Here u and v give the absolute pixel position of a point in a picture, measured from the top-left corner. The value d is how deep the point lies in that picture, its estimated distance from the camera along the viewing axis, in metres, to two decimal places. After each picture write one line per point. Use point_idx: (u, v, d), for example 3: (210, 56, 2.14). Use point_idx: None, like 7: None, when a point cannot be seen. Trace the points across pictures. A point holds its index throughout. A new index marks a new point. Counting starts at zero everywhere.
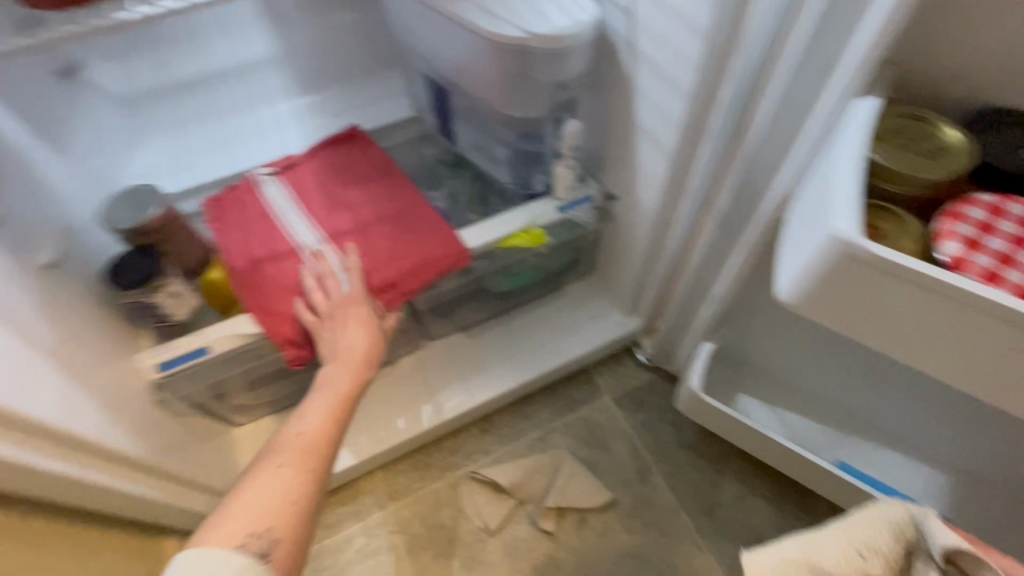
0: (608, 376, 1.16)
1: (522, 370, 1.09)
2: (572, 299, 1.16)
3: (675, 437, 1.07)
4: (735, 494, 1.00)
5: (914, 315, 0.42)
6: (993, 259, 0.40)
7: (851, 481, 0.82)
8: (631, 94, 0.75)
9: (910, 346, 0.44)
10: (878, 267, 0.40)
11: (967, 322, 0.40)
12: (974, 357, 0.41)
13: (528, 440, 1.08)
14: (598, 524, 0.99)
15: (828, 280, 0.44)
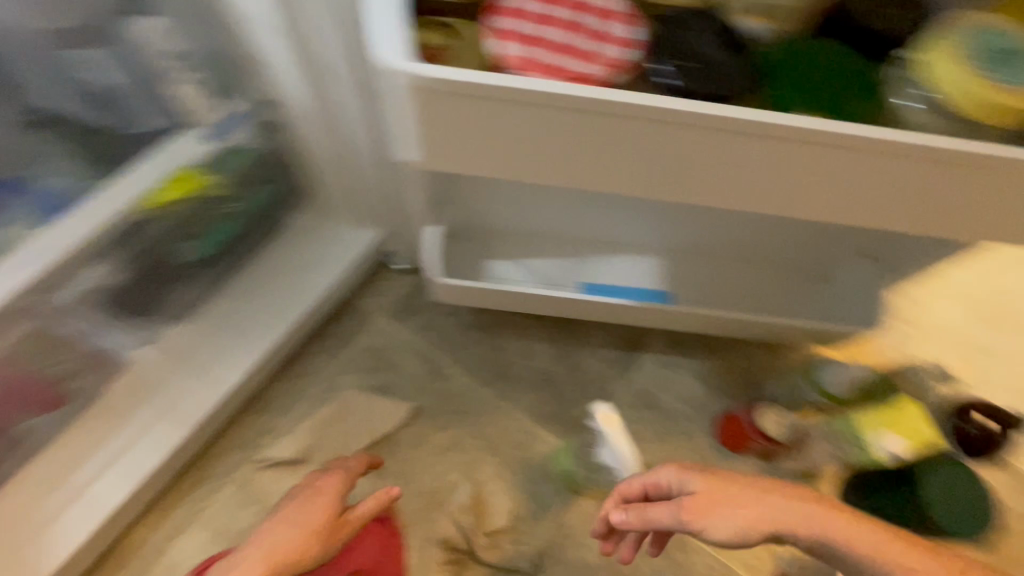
0: (373, 297, 1.09)
1: (270, 333, 0.95)
2: (298, 234, 1.02)
3: (454, 325, 1.08)
4: (519, 349, 1.07)
5: (506, 131, 0.41)
6: (524, 44, 0.41)
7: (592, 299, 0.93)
8: None
9: (525, 162, 0.44)
10: (441, 91, 0.37)
11: (539, 118, 0.39)
12: (567, 152, 0.42)
13: (313, 397, 0.99)
14: (411, 438, 0.97)
15: (421, 122, 0.40)
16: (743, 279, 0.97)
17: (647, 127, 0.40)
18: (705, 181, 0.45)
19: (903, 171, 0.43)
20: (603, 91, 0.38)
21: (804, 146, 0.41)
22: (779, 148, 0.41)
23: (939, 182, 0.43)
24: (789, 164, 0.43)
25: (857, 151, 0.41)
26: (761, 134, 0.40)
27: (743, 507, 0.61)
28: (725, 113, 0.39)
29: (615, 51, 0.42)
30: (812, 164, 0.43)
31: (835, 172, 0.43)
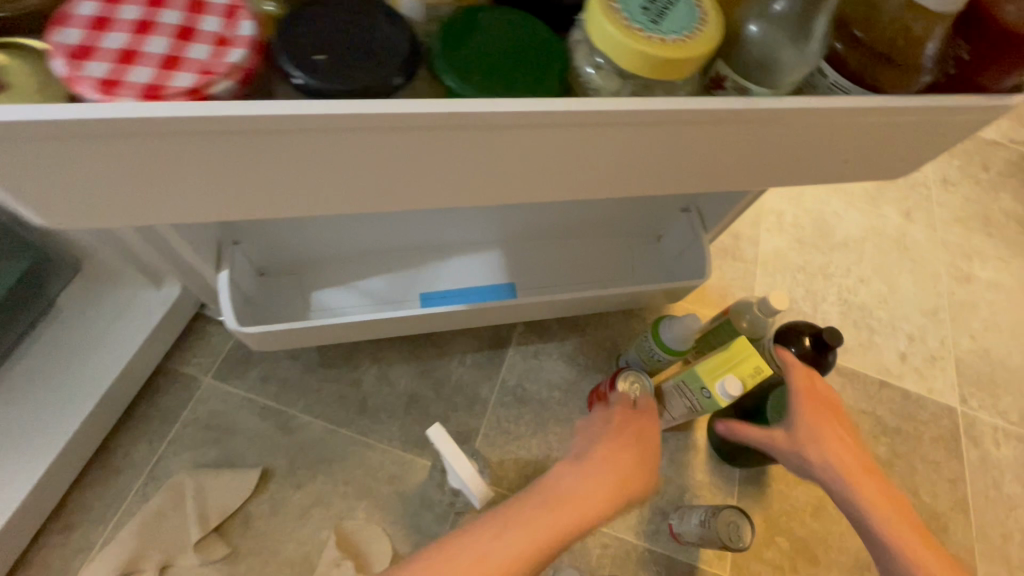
0: (196, 358, 0.95)
1: (56, 433, 0.79)
2: (78, 310, 0.86)
3: (297, 368, 0.97)
4: (376, 376, 0.99)
5: (140, 165, 0.32)
6: (114, 63, 0.29)
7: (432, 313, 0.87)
8: None
9: (202, 191, 0.35)
10: (11, 137, 0.28)
11: (177, 146, 0.31)
12: (242, 172, 0.34)
13: (136, 492, 0.85)
14: (265, 507, 0.86)
15: (15, 176, 0.31)
16: (582, 254, 0.99)
17: (325, 139, 0.32)
18: (442, 182, 0.38)
19: (656, 135, 0.37)
20: (222, 105, 0.29)
21: (530, 131, 0.34)
22: (505, 139, 0.34)
23: (696, 139, 0.38)
24: (527, 152, 0.36)
25: (589, 126, 0.34)
26: (463, 126, 0.33)
27: (816, 431, 0.68)
28: (420, 109, 0.31)
29: (226, 56, 0.30)
30: (549, 147, 0.36)
31: (582, 150, 0.37)
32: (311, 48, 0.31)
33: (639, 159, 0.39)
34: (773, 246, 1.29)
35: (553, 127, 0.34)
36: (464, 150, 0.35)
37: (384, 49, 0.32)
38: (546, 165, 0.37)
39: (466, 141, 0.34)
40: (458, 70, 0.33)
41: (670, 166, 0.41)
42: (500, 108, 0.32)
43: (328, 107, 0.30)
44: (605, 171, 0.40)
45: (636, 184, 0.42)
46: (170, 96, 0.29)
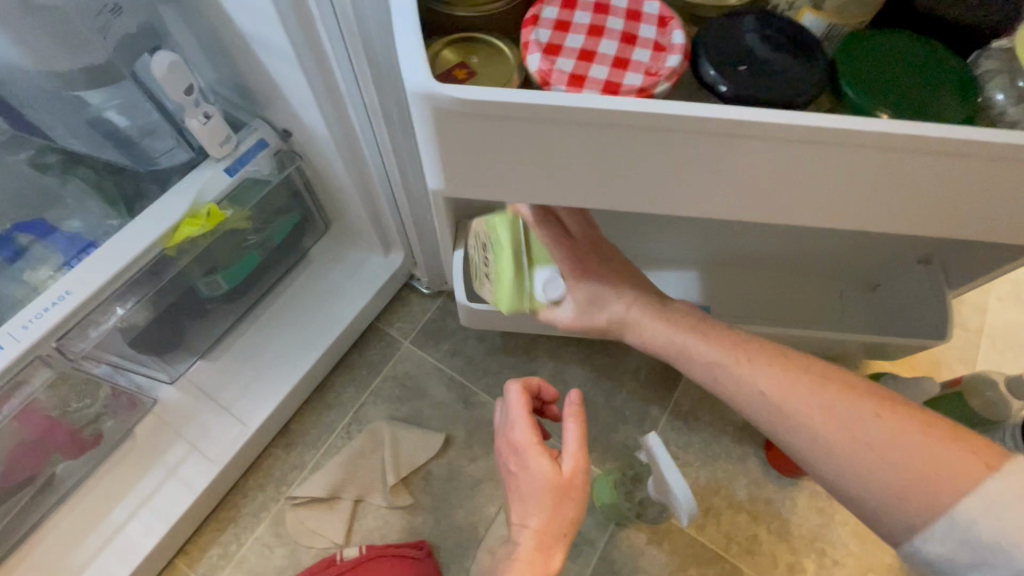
0: (398, 322, 1.06)
1: (298, 363, 0.93)
2: (322, 263, 1.01)
3: (482, 349, 1.04)
4: (551, 372, 1.03)
5: (556, 154, 0.34)
6: (576, 60, 0.31)
7: None
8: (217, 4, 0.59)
9: (597, 189, 0.36)
10: (480, 115, 0.32)
11: (606, 141, 0.32)
12: (648, 171, 0.35)
13: (341, 428, 0.96)
14: (444, 471, 0.93)
15: (454, 149, 0.35)
16: (787, 290, 0.94)
17: (744, 148, 0.32)
18: (810, 202, 0.36)
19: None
20: (674, 104, 0.30)
21: (949, 160, 0.32)
22: (918, 164, 0.32)
23: None
24: (923, 184, 0.34)
25: (1013, 163, 0.32)
26: (882, 147, 0.31)
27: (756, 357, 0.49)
28: (859, 127, 0.30)
29: (665, 62, 0.31)
30: (952, 181, 0.33)
31: (986, 187, 0.34)
32: (735, 58, 0.32)
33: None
34: (1005, 318, 1.11)
35: (982, 159, 0.31)
36: (862, 170, 0.33)
37: (798, 65, 0.32)
38: (933, 195, 0.35)
39: (869, 164, 0.33)
40: (864, 87, 0.33)
41: None
42: (939, 135, 0.30)
43: (771, 114, 0.30)
44: (990, 212, 0.36)
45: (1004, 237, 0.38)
46: (625, 93, 0.31)
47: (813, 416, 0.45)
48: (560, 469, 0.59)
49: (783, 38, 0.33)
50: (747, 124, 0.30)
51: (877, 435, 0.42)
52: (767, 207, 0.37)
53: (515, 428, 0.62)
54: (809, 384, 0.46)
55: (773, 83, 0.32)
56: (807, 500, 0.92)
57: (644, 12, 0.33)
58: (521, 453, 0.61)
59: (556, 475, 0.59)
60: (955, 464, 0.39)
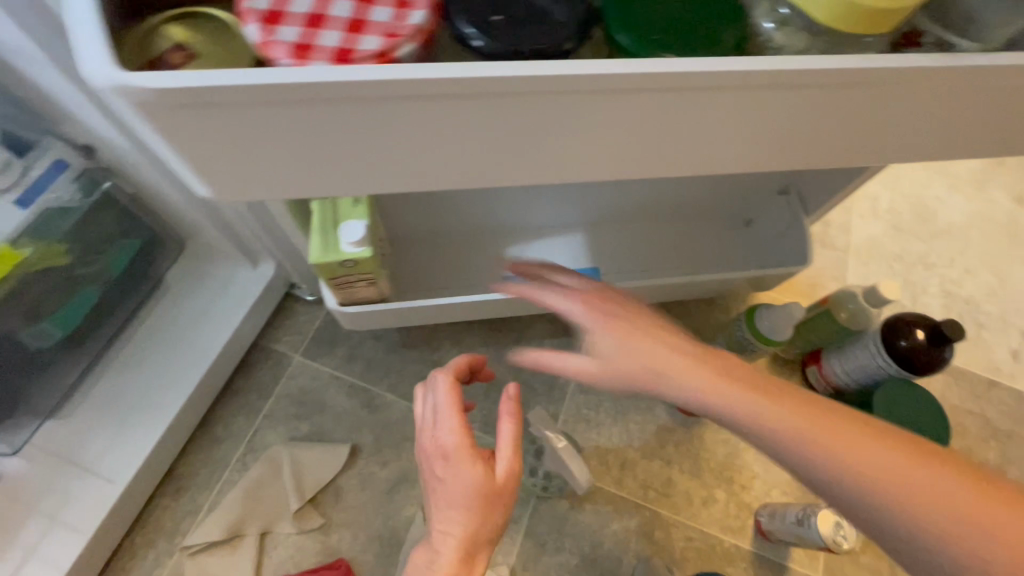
0: (285, 336, 0.98)
1: (167, 403, 0.83)
2: (183, 288, 0.90)
3: (380, 348, 0.99)
4: (456, 359, 0.99)
5: (315, 138, 0.30)
6: (301, 27, 0.27)
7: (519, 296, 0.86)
8: None
9: (379, 169, 0.33)
10: (193, 103, 0.27)
11: (359, 114, 0.28)
12: (425, 145, 0.31)
13: (236, 461, 0.89)
14: (355, 481, 0.89)
15: (192, 147, 0.30)
16: (667, 238, 0.96)
17: (515, 107, 0.30)
18: (611, 157, 0.35)
19: (856, 100, 0.33)
20: (416, 67, 0.27)
21: (719, 96, 0.31)
22: (693, 102, 0.31)
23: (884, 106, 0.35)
24: (711, 119, 0.33)
25: (786, 91, 0.31)
26: (653, 90, 0.30)
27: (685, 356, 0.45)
28: (622, 72, 0.28)
29: (408, 18, 0.28)
30: (734, 112, 0.33)
31: (769, 117, 0.33)
32: (488, 10, 0.29)
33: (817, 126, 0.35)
34: (868, 233, 1.21)
35: (751, 91, 0.31)
36: (648, 115, 0.32)
37: (559, 11, 0.30)
38: (718, 132, 0.34)
39: (650, 107, 0.31)
40: (628, 28, 0.31)
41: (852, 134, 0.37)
42: (706, 73, 0.29)
43: (527, 68, 0.28)
44: (783, 142, 0.36)
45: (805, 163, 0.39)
46: (359, 59, 0.27)
47: (780, 430, 0.40)
48: (494, 474, 0.53)
49: None
50: (503, 82, 0.27)
51: (884, 468, 0.38)
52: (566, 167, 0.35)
53: (442, 429, 0.54)
54: (794, 408, 0.41)
55: (530, 34, 0.29)
56: (713, 434, 0.97)
57: None
58: (452, 456, 0.53)
59: (490, 479, 0.52)
60: (954, 495, 0.37)
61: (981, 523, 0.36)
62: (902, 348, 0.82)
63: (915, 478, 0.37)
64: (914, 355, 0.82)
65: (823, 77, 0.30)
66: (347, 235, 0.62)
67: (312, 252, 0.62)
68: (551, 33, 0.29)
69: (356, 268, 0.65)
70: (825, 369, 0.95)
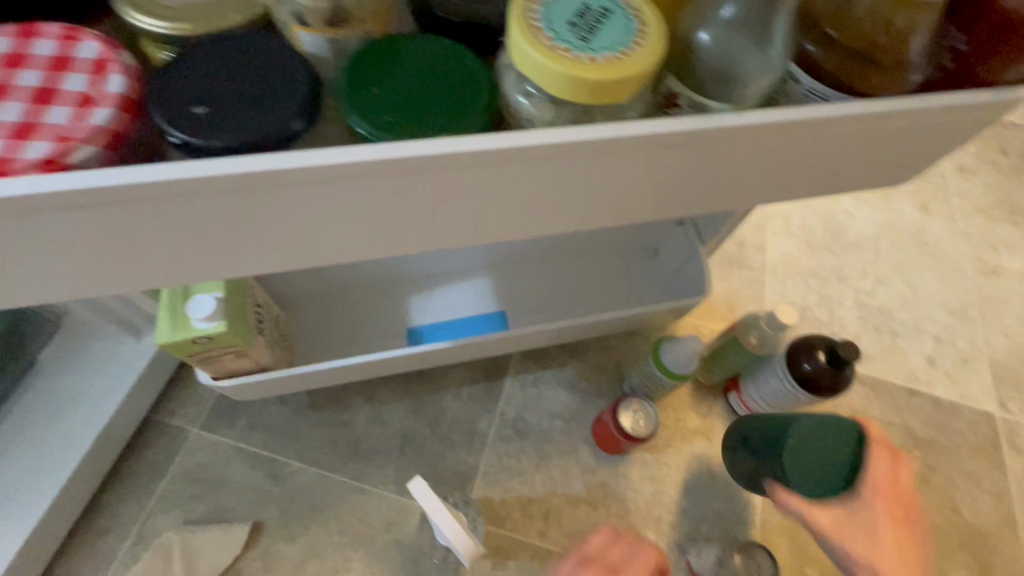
0: (181, 408, 0.92)
1: (36, 499, 0.76)
2: (58, 368, 0.84)
3: (287, 412, 0.94)
4: (368, 416, 0.95)
5: (92, 233, 0.32)
6: None
7: (419, 349, 0.83)
8: None
9: (132, 250, 0.34)
10: None
11: (82, 213, 0.30)
12: (168, 227, 0.33)
13: (123, 552, 0.82)
14: (257, 562, 0.83)
15: None
16: (574, 275, 0.95)
17: (247, 193, 0.31)
18: (402, 225, 0.36)
19: (618, 160, 0.33)
20: (95, 176, 0.29)
21: (459, 174, 0.32)
22: (435, 180, 0.32)
23: (661, 164, 0.35)
24: (478, 188, 0.34)
25: (534, 161, 0.32)
26: (385, 173, 0.30)
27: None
28: (344, 162, 0.29)
29: (83, 121, 0.30)
30: (494, 182, 0.33)
31: (534, 181, 0.34)
32: (196, 103, 0.30)
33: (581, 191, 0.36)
34: (782, 250, 1.23)
35: (490, 168, 0.31)
36: (410, 191, 0.33)
37: (276, 97, 0.30)
38: (478, 200, 0.35)
39: (405, 185, 0.32)
40: (359, 109, 0.30)
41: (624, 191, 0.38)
42: (436, 157, 0.29)
43: (243, 165, 0.29)
44: (554, 203, 0.37)
45: (606, 211, 0.40)
46: (24, 166, 0.29)
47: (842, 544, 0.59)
48: None
49: (268, 66, 0.31)
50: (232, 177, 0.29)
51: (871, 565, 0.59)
52: (333, 234, 0.36)
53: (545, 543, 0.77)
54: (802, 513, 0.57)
55: (234, 125, 0.30)
56: (639, 472, 0.94)
57: (73, 58, 0.32)
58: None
59: None
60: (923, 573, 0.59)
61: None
62: (807, 371, 0.82)
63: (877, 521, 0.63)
64: (818, 380, 0.81)
65: (559, 148, 0.30)
66: (197, 311, 0.58)
67: (159, 331, 0.58)
68: (269, 118, 0.30)
69: (212, 342, 0.60)
70: (744, 395, 0.94)
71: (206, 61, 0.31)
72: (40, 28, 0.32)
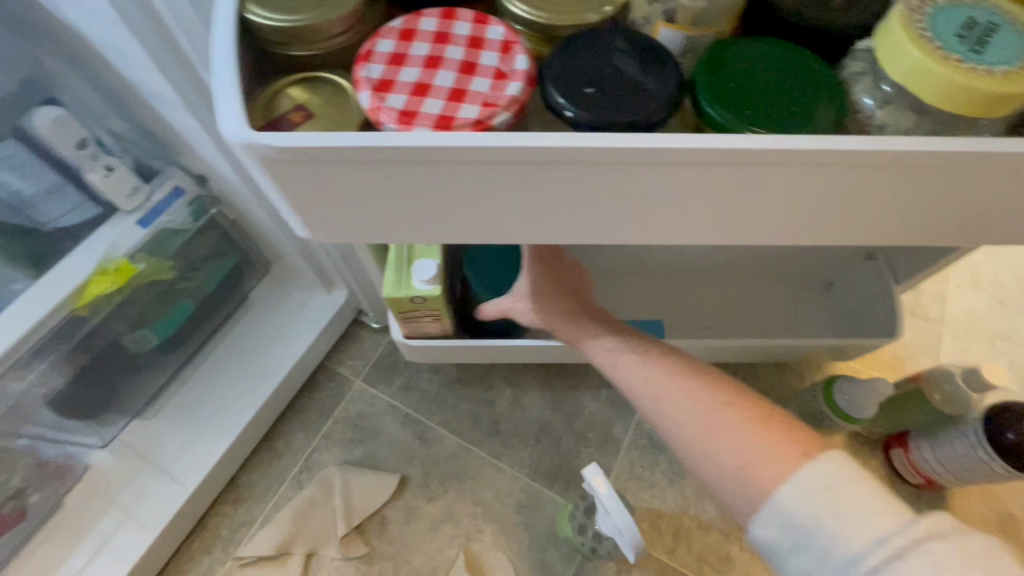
0: (349, 360, 1.02)
1: (237, 416, 0.88)
2: (263, 306, 0.96)
3: (437, 382, 1.01)
4: (509, 400, 0.99)
5: (416, 195, 0.32)
6: (408, 95, 0.29)
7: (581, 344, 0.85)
8: (98, 61, 0.58)
9: (474, 221, 0.34)
10: (305, 158, 0.29)
11: (463, 173, 0.30)
12: (519, 203, 0.33)
13: (291, 478, 0.92)
14: (400, 513, 0.90)
15: (306, 197, 0.33)
16: (739, 297, 0.92)
17: (615, 173, 0.30)
18: (700, 221, 0.35)
19: (966, 180, 0.31)
20: (512, 135, 0.28)
21: (821, 171, 0.30)
22: (793, 176, 0.31)
23: (1012, 189, 0.33)
24: (805, 190, 0.32)
25: (889, 167, 0.30)
26: (754, 163, 0.30)
27: None
28: (726, 146, 0.28)
29: (505, 89, 0.30)
30: (830, 186, 0.32)
31: (868, 188, 0.32)
32: (582, 83, 0.30)
33: (918, 206, 0.34)
34: (966, 305, 1.11)
35: (858, 167, 0.30)
36: (739, 185, 0.31)
37: (652, 84, 0.31)
38: (817, 203, 0.33)
39: (743, 177, 0.31)
40: (714, 101, 0.31)
41: (958, 212, 0.35)
42: (814, 150, 0.29)
43: (631, 140, 0.28)
44: (883, 215, 0.35)
45: (904, 233, 0.37)
46: (459, 127, 0.29)
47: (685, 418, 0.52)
48: None
49: (645, 57, 0.31)
50: (600, 151, 0.28)
51: (724, 430, 0.48)
52: (653, 228, 0.35)
53: None
54: (661, 367, 0.57)
55: (629, 106, 0.30)
56: None
57: (486, 39, 0.31)
58: None
59: None
60: (774, 453, 0.44)
61: (808, 472, 0.41)
62: (1010, 440, 0.75)
63: (864, 485, 0.40)
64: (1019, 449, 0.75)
65: (927, 156, 0.29)
66: (420, 274, 0.64)
67: (385, 286, 0.65)
68: (655, 106, 0.30)
69: (424, 303, 0.67)
70: (913, 454, 0.87)
71: (585, 45, 0.32)
72: (459, 10, 0.32)
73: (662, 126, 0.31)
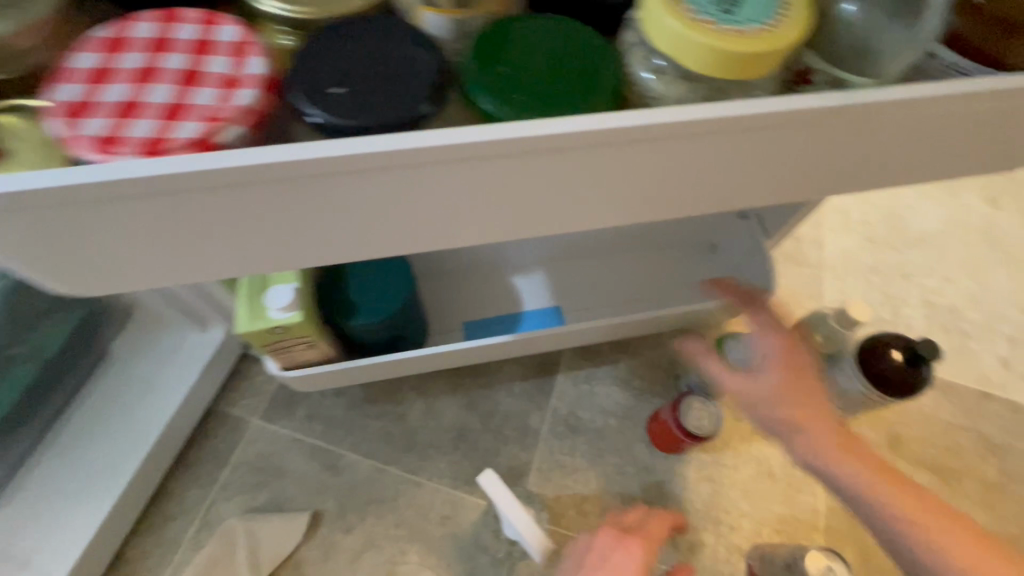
0: (242, 399, 0.94)
1: (110, 485, 0.79)
2: (128, 357, 0.86)
3: (343, 406, 0.95)
4: (421, 411, 0.95)
5: (218, 216, 0.31)
6: (115, 117, 0.29)
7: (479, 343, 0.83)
8: None
9: (262, 238, 0.34)
10: (32, 204, 0.28)
11: (216, 197, 0.30)
12: (299, 216, 0.32)
13: (190, 539, 0.84)
14: (316, 551, 0.84)
15: (65, 241, 0.31)
16: (631, 272, 0.93)
17: (379, 178, 0.30)
18: (499, 208, 0.35)
19: (730, 142, 0.32)
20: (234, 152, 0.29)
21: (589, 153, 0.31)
22: (564, 160, 0.31)
23: (778, 146, 0.35)
24: (586, 171, 0.33)
25: (651, 141, 0.31)
26: (516, 153, 0.30)
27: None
28: (477, 141, 0.28)
29: (230, 99, 0.30)
30: (605, 163, 0.32)
31: (644, 161, 0.33)
32: (329, 83, 0.28)
33: (700, 171, 0.36)
34: (841, 246, 1.18)
35: (621, 146, 0.31)
36: (517, 175, 0.32)
37: (408, 76, 0.29)
38: (603, 180, 0.34)
39: (513, 166, 0.31)
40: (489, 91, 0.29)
41: (742, 173, 0.37)
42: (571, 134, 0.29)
43: (376, 145, 0.28)
44: (674, 184, 0.36)
45: (707, 195, 0.39)
46: (175, 148, 0.28)
47: None
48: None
49: (400, 49, 0.30)
50: (337, 162, 0.28)
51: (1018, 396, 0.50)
52: (458, 221, 0.36)
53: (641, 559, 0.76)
54: None
55: (384, 102, 0.29)
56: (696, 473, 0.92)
57: (208, 41, 0.31)
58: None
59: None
60: None
61: None
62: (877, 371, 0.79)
63: None
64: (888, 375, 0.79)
65: (681, 126, 0.29)
66: (275, 302, 0.59)
67: (239, 321, 0.59)
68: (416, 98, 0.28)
69: (287, 332, 0.61)
70: None
71: (334, 39, 0.30)
72: (178, 12, 0.32)
73: (431, 120, 0.29)
